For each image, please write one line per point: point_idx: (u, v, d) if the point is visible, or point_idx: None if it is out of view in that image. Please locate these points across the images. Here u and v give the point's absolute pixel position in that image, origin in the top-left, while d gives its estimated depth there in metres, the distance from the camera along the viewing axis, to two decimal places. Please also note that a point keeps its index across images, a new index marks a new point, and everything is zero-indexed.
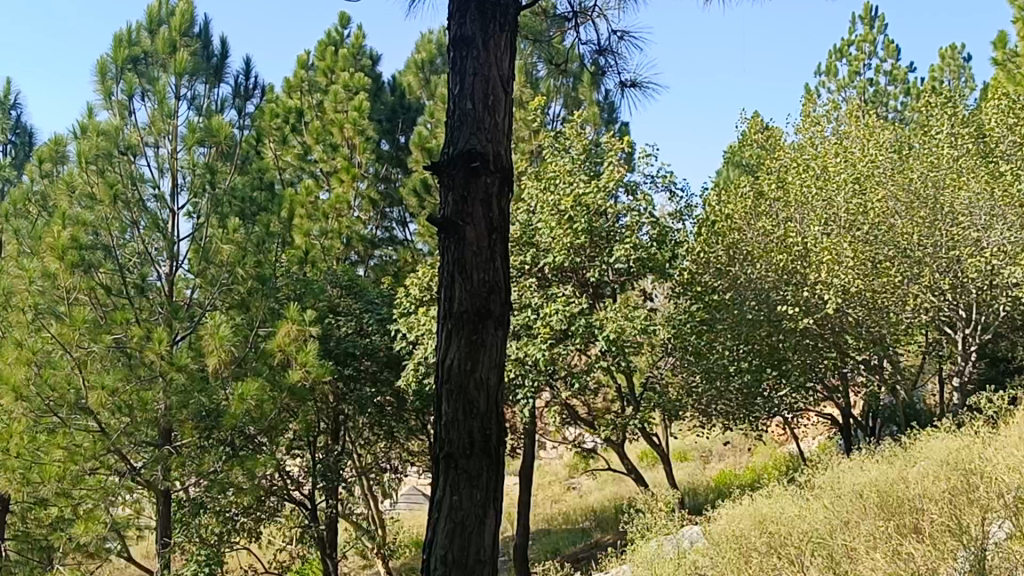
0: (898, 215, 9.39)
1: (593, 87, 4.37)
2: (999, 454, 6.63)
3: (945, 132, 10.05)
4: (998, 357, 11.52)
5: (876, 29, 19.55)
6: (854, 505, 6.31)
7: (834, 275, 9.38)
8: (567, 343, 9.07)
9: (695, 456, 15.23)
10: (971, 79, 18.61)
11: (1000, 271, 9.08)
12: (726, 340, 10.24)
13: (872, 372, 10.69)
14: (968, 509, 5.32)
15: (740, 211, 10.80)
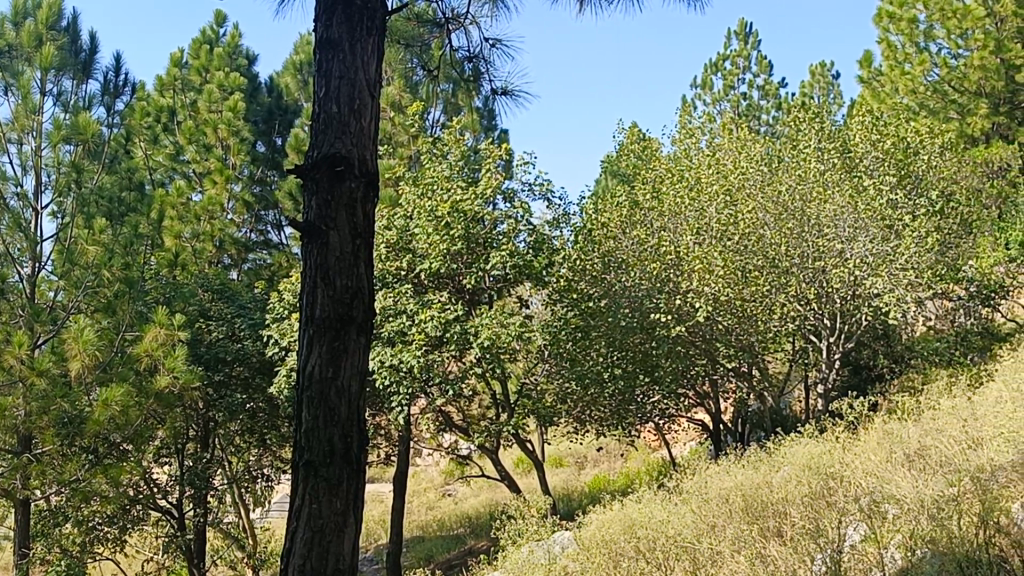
0: (767, 226, 9.69)
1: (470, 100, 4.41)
2: (858, 459, 6.87)
3: (813, 146, 10.29)
4: (860, 365, 11.92)
5: (750, 45, 20.07)
6: (721, 509, 6.45)
7: (704, 285, 9.53)
8: (442, 350, 9.10)
9: (570, 463, 15.33)
10: (838, 96, 19.23)
11: (862, 281, 9.46)
12: (600, 348, 10.27)
13: (741, 379, 10.97)
14: (826, 513, 5.47)
15: (617, 219, 10.52)
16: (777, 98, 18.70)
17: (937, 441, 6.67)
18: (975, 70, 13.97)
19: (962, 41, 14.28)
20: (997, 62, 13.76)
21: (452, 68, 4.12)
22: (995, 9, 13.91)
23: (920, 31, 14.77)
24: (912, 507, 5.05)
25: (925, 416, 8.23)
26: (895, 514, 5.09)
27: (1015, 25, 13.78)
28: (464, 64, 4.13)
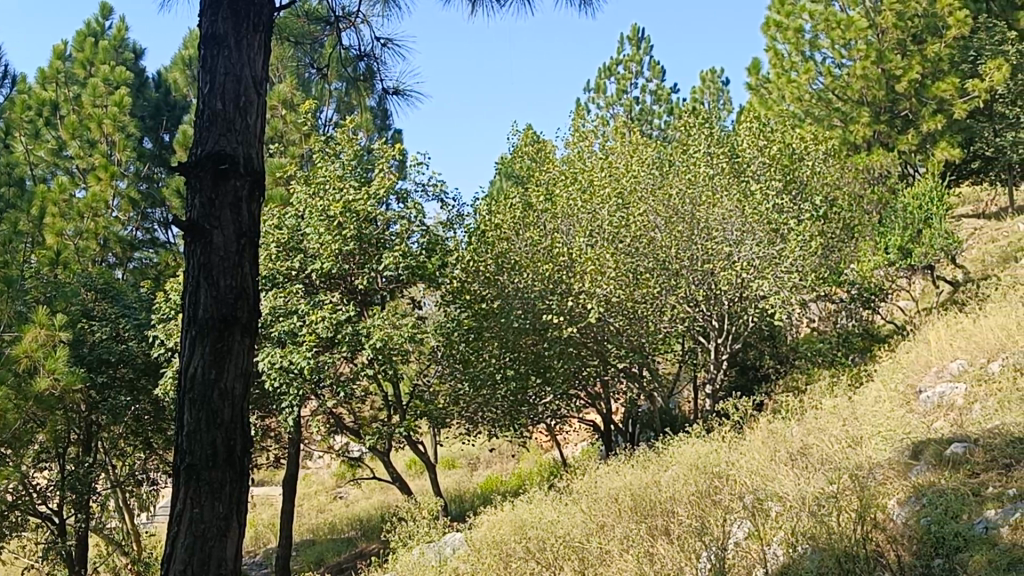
0: (658, 229, 9.78)
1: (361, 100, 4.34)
2: (743, 458, 7.02)
3: (703, 151, 10.52)
4: (747, 365, 12.18)
5: (642, 50, 20.33)
6: (609, 508, 6.50)
7: (595, 287, 9.62)
8: (333, 351, 9.00)
9: (463, 464, 15.34)
10: (728, 102, 19.64)
11: (748, 284, 9.77)
12: (492, 348, 10.22)
13: (631, 380, 11.13)
14: (712, 511, 5.56)
15: (510, 220, 10.61)
16: (668, 103, 19.00)
17: (818, 440, 6.83)
18: (857, 80, 14.41)
19: (845, 51, 14.71)
20: (879, 72, 14.23)
21: (346, 67, 4.10)
22: (877, 21, 14.41)
23: (805, 41, 15.14)
24: (794, 504, 5.16)
25: (807, 415, 8.45)
26: (778, 511, 5.20)
27: (895, 36, 14.38)
28: (355, 62, 4.09)
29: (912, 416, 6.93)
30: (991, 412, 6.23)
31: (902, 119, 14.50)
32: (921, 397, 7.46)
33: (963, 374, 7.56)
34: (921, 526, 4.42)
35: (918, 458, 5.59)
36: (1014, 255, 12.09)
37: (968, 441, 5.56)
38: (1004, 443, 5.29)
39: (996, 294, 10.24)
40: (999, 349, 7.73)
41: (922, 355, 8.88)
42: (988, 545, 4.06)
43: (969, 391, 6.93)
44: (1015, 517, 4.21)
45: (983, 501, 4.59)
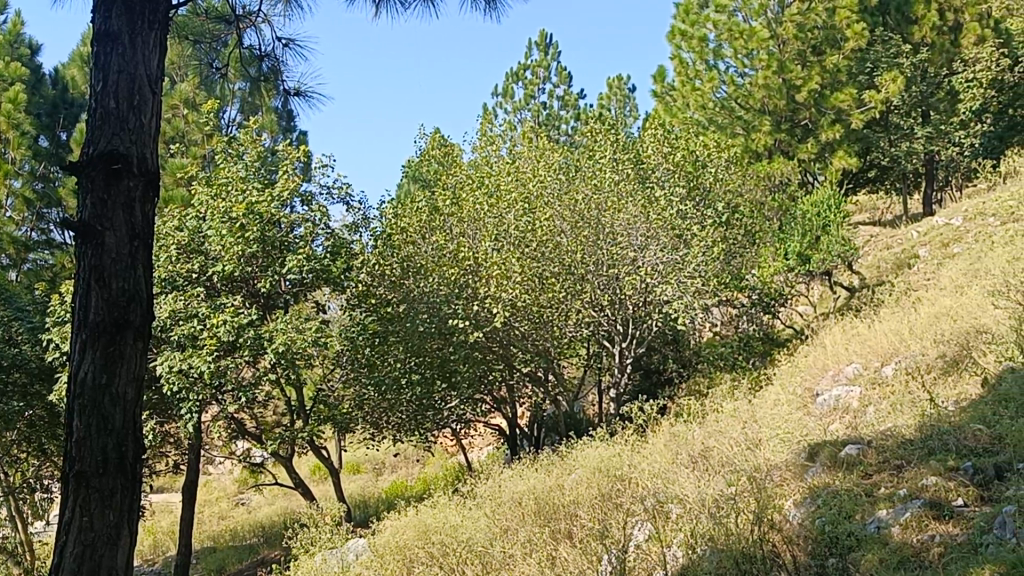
0: (564, 234, 9.81)
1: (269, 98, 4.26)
2: (646, 461, 7.10)
3: (609, 156, 10.56)
4: (651, 369, 12.33)
5: (550, 56, 20.46)
6: (513, 512, 6.51)
7: (501, 291, 9.52)
8: (235, 355, 8.85)
9: (368, 469, 15.23)
10: (634, 109, 19.85)
11: (652, 288, 10.09)
12: (398, 353, 10.08)
13: (536, 385, 11.19)
14: (614, 514, 5.60)
15: (416, 224, 10.49)
16: (576, 109, 19.14)
17: (719, 442, 6.95)
18: (759, 89, 14.72)
19: (748, 60, 14.98)
20: (780, 82, 14.55)
21: (250, 67, 4.02)
22: (778, 31, 14.72)
23: (709, 49, 15.30)
24: (694, 506, 5.23)
25: (709, 419, 8.59)
26: (679, 513, 5.28)
27: (795, 47, 14.64)
28: (260, 62, 4.03)
29: (810, 419, 7.08)
30: (884, 414, 6.39)
31: (802, 128, 14.88)
32: (818, 401, 7.63)
33: (857, 378, 7.76)
34: (815, 526, 4.53)
35: (813, 459, 5.70)
36: (908, 262, 12.43)
37: (861, 443, 5.71)
38: (895, 443, 5.43)
39: (890, 299, 10.53)
40: (892, 353, 7.94)
41: (819, 359, 9.09)
42: (879, 544, 4.16)
43: (864, 395, 7.10)
44: (906, 516, 4.32)
45: (875, 501, 4.70)
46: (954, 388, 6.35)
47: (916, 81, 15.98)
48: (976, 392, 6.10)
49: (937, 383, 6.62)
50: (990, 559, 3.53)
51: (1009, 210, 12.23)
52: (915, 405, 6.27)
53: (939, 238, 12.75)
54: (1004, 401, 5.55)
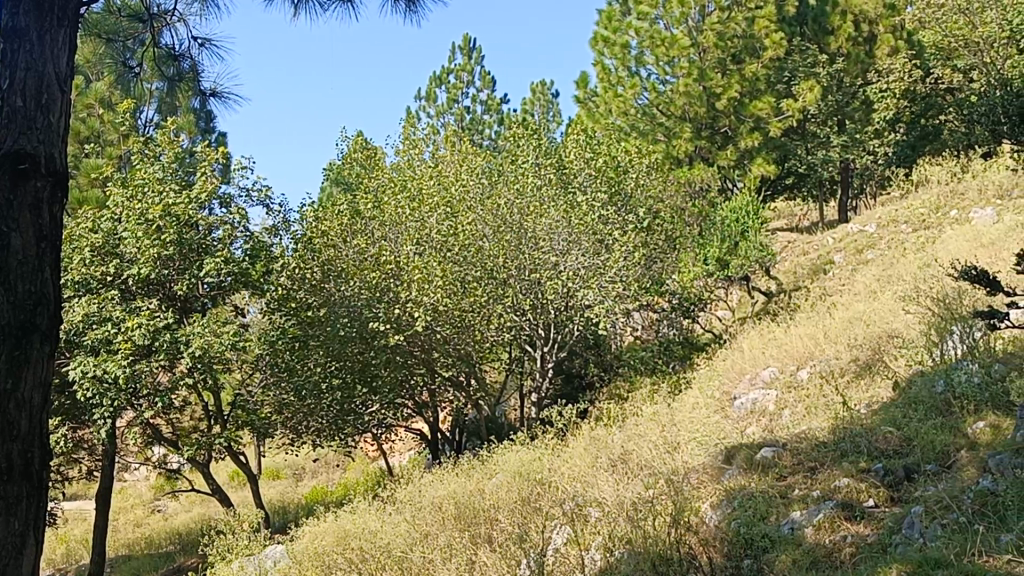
0: (486, 239, 9.84)
1: (188, 98, 4.19)
2: (566, 465, 7.12)
3: (531, 161, 10.65)
4: (573, 373, 12.26)
5: (473, 60, 20.48)
6: (433, 516, 6.48)
7: (423, 295, 9.46)
8: (150, 359, 8.69)
9: (288, 474, 15.04)
10: (557, 114, 19.95)
11: (574, 292, 10.14)
12: (317, 356, 9.99)
13: (457, 390, 11.16)
14: (532, 518, 5.60)
15: (337, 227, 10.20)
16: (499, 114, 19.17)
17: (638, 446, 7.00)
18: (679, 96, 14.81)
19: (669, 68, 15.01)
20: (700, 89, 14.72)
21: (167, 66, 3.96)
22: (699, 40, 14.92)
23: (632, 57, 15.24)
24: (612, 510, 5.25)
25: (628, 422, 8.66)
26: (597, 516, 5.30)
27: (716, 55, 14.98)
28: (179, 62, 3.97)
29: (727, 422, 7.16)
30: (799, 417, 6.49)
31: (722, 135, 15.11)
32: (735, 404, 7.73)
33: (774, 381, 7.88)
34: (731, 528, 4.58)
35: (730, 462, 5.77)
36: (823, 268, 12.67)
37: (776, 445, 5.78)
38: (809, 446, 5.52)
39: (805, 305, 10.72)
40: (807, 357, 8.08)
41: (736, 363, 9.21)
42: (792, 545, 4.23)
43: (780, 398, 7.21)
44: (818, 517, 4.39)
45: (789, 503, 4.77)
46: (867, 392, 6.48)
47: (832, 91, 16.30)
48: (887, 396, 6.25)
49: (850, 387, 6.75)
50: (899, 557, 3.60)
51: (919, 218, 12.54)
52: (829, 409, 6.38)
53: (853, 245, 13.02)
54: (913, 403, 5.68)
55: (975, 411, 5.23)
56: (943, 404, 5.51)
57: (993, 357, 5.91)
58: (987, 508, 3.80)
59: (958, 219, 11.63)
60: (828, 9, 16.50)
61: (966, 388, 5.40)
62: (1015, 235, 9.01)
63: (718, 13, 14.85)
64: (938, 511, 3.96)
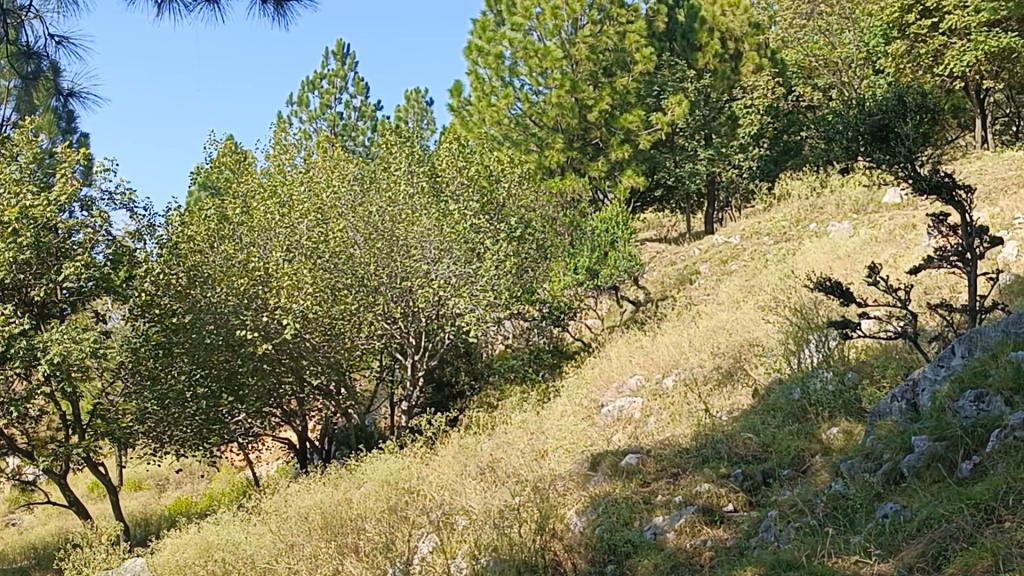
0: (358, 246, 9.77)
1: (47, 94, 4.07)
2: (434, 473, 7.13)
3: (403, 169, 10.68)
4: (443, 382, 12.22)
5: (347, 66, 20.35)
6: (299, 526, 6.39)
7: (292, 301, 9.38)
8: (5, 367, 8.39)
9: (150, 485, 14.62)
10: (431, 122, 19.99)
11: (445, 301, 10.32)
12: (183, 365, 9.67)
13: (327, 399, 11.04)
14: (399, 527, 5.57)
15: (204, 232, 9.83)
16: (373, 121, 19.11)
17: (506, 454, 7.04)
18: (552, 107, 14.88)
19: (542, 79, 15.04)
20: (573, 101, 14.87)
21: (25, 64, 3.84)
22: (571, 52, 15.05)
23: (505, 67, 15.22)
24: (479, 518, 5.27)
25: (497, 430, 8.72)
26: (464, 524, 5.31)
27: (588, 68, 15.18)
28: (39, 60, 3.86)
29: (593, 430, 7.27)
30: (664, 424, 6.62)
31: (593, 147, 15.36)
32: (602, 411, 7.83)
33: (640, 389, 8.01)
34: (595, 535, 4.65)
35: (595, 469, 5.84)
36: (689, 278, 12.95)
37: (640, 452, 5.89)
38: (672, 453, 5.64)
39: (672, 314, 10.97)
40: (672, 366, 8.25)
41: (604, 371, 9.35)
42: (654, 550, 4.32)
43: (645, 405, 7.33)
44: (679, 522, 4.48)
45: (652, 508, 4.87)
46: (728, 399, 6.67)
47: (699, 105, 16.67)
48: (747, 403, 6.42)
49: (712, 395, 6.92)
50: (753, 560, 3.71)
51: (781, 230, 12.96)
52: (692, 416, 6.54)
53: (718, 256, 13.37)
54: (772, 411, 5.87)
55: (829, 417, 5.42)
56: (799, 411, 5.70)
57: (845, 365, 6.14)
58: (837, 511, 3.93)
59: (817, 232, 12.07)
60: (696, 26, 16.73)
61: (820, 395, 5.60)
62: (869, 248, 9.37)
63: (590, 27, 15.09)
64: (791, 515, 4.10)
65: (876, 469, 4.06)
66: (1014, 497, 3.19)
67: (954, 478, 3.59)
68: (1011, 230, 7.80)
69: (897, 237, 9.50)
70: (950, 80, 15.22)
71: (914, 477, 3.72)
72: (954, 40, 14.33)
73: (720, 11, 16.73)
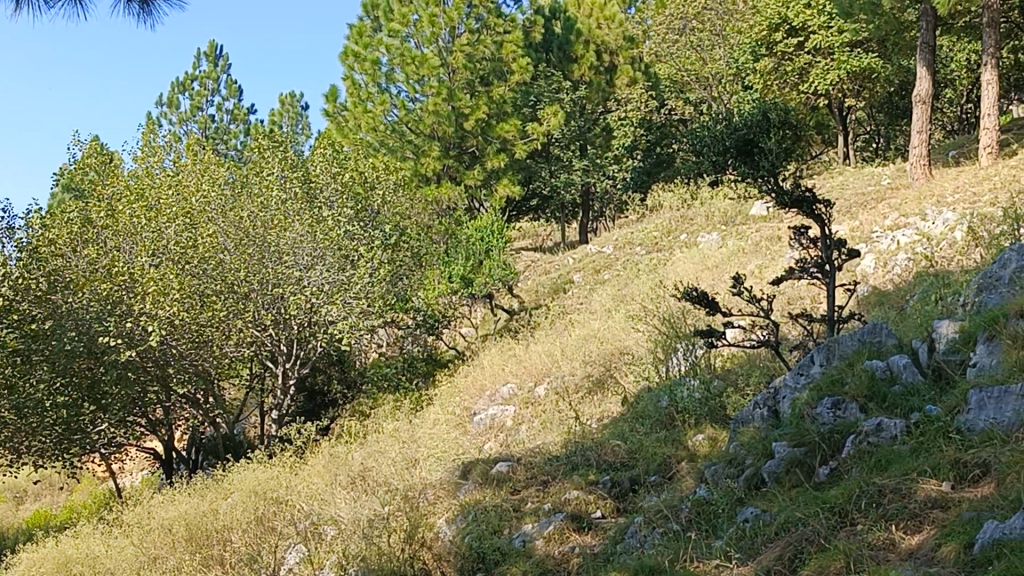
0: (227, 251, 9.56)
1: None
2: (303, 483, 7.03)
3: (276, 173, 10.50)
4: (315, 391, 12.06)
5: (219, 67, 19.99)
6: (161, 538, 6.21)
7: (158, 308, 9.02)
8: None
9: (8, 497, 14.07)
10: (306, 127, 19.78)
11: (317, 308, 10.26)
12: (42, 373, 9.24)
13: (193, 407, 10.77)
14: (265, 538, 5.48)
15: (66, 235, 9.23)
16: (246, 124, 18.81)
17: (377, 463, 6.99)
18: (428, 115, 14.85)
19: (418, 86, 15.00)
20: (449, 109, 14.84)
21: None
22: (448, 61, 15.01)
23: (381, 73, 14.99)
24: (348, 527, 5.21)
25: (369, 439, 8.66)
26: (332, 534, 5.24)
27: (464, 77, 15.24)
28: None
29: (465, 438, 7.27)
30: (535, 432, 6.66)
31: (468, 155, 15.42)
32: (474, 419, 7.83)
33: (512, 398, 8.04)
34: (463, 543, 4.64)
35: (466, 477, 5.83)
36: (563, 286, 13.07)
37: (511, 459, 5.91)
38: (542, 460, 5.67)
39: (546, 322, 11.07)
40: (544, 374, 8.30)
41: (477, 379, 9.35)
42: (522, 558, 4.33)
43: (518, 413, 7.36)
44: (548, 530, 4.50)
45: (521, 516, 4.89)
46: (598, 407, 6.75)
47: (574, 117, 16.84)
48: (617, 411, 6.51)
49: (582, 402, 7.00)
50: (617, 566, 3.75)
51: (652, 241, 13.19)
52: (563, 423, 6.60)
53: (591, 265, 13.52)
54: (641, 418, 5.96)
55: (695, 424, 5.53)
56: (667, 418, 5.80)
57: (712, 373, 6.26)
58: (700, 517, 4.00)
59: (687, 243, 12.31)
60: (572, 38, 17.01)
61: (687, 402, 5.69)
62: (736, 259, 9.61)
63: (467, 36, 15.11)
64: (657, 520, 4.16)
65: (738, 474, 4.14)
66: (866, 500, 3.29)
67: (812, 482, 3.69)
68: (869, 243, 8.08)
69: (763, 248, 9.76)
70: (814, 97, 15.73)
71: (775, 483, 3.80)
72: (818, 59, 14.82)
73: (596, 24, 17.01)
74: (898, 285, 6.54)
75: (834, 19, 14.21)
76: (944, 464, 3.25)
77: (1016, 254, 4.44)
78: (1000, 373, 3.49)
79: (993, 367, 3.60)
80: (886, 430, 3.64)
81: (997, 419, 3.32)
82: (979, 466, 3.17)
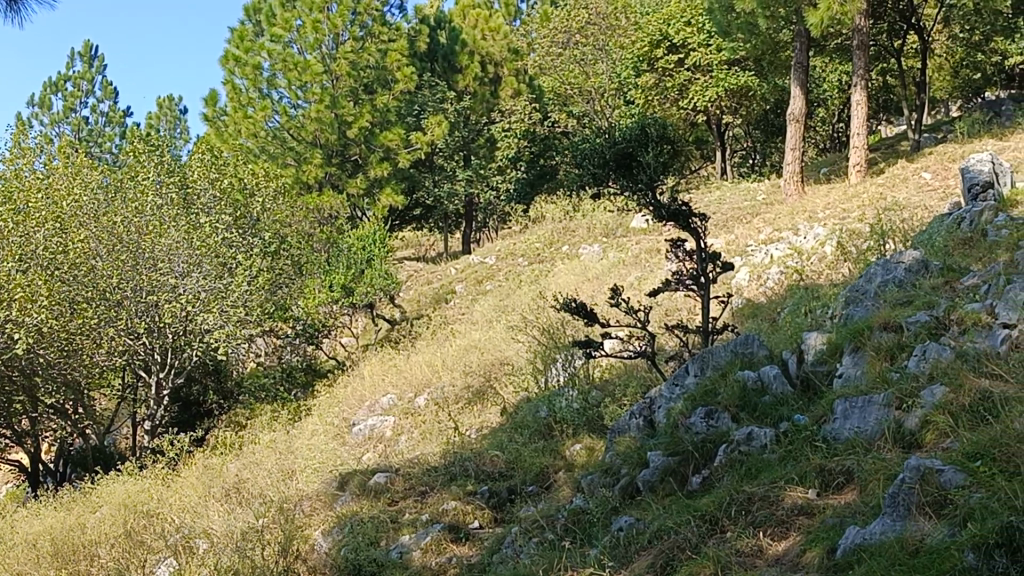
0: (99, 257, 9.28)
1: None
2: (176, 495, 6.84)
3: (152, 178, 10.23)
4: (190, 401, 11.65)
5: (94, 68, 19.47)
6: (23, 554, 5.95)
7: (24, 315, 8.68)
8: None
9: None
10: (184, 131, 19.44)
11: (193, 316, 10.06)
12: None
13: (62, 418, 10.38)
14: (134, 552, 5.30)
15: None
16: (122, 126, 18.35)
17: (253, 475, 6.85)
18: (311, 122, 14.64)
19: (300, 93, 14.69)
20: (332, 116, 14.70)
21: None
22: (331, 67, 14.83)
23: (263, 78, 14.61)
24: (222, 540, 5.08)
25: (245, 450, 8.49)
26: (204, 548, 5.11)
27: (348, 83, 15.10)
28: None
29: (343, 449, 7.17)
30: (414, 443, 6.62)
31: (351, 162, 15.33)
32: (353, 430, 7.73)
33: (392, 408, 7.97)
34: (339, 555, 4.58)
35: (343, 489, 5.75)
36: (445, 296, 13.06)
37: (390, 470, 5.85)
38: (421, 471, 5.63)
39: (427, 332, 11.04)
40: (424, 384, 8.26)
41: (357, 390, 9.25)
42: (399, 569, 4.29)
43: (397, 424, 7.31)
44: (425, 540, 4.47)
45: (399, 527, 4.84)
46: (478, 417, 6.75)
47: (458, 127, 16.83)
48: (495, 421, 6.52)
49: (462, 413, 6.98)
50: None
51: (535, 252, 13.26)
52: (442, 434, 6.58)
53: (473, 275, 13.54)
54: (520, 428, 5.99)
55: (573, 434, 5.57)
56: (545, 428, 5.83)
57: (590, 383, 6.32)
58: (575, 525, 4.03)
59: (568, 255, 12.42)
60: (457, 48, 17.02)
61: (565, 412, 5.73)
62: (615, 271, 9.73)
63: (352, 43, 14.96)
64: (534, 529, 4.17)
65: (614, 483, 4.18)
66: (736, 508, 3.35)
67: (685, 490, 3.74)
68: (744, 256, 8.27)
69: (642, 260, 9.90)
70: (694, 114, 16.06)
71: (649, 492, 3.84)
72: (697, 76, 15.16)
73: (480, 36, 17.06)
74: (770, 298, 6.71)
75: (712, 37, 14.61)
76: (810, 472, 3.33)
77: (880, 269, 4.63)
78: (863, 384, 3.62)
79: (857, 378, 3.72)
80: (757, 438, 3.71)
81: (861, 427, 3.43)
82: (842, 473, 3.27)
